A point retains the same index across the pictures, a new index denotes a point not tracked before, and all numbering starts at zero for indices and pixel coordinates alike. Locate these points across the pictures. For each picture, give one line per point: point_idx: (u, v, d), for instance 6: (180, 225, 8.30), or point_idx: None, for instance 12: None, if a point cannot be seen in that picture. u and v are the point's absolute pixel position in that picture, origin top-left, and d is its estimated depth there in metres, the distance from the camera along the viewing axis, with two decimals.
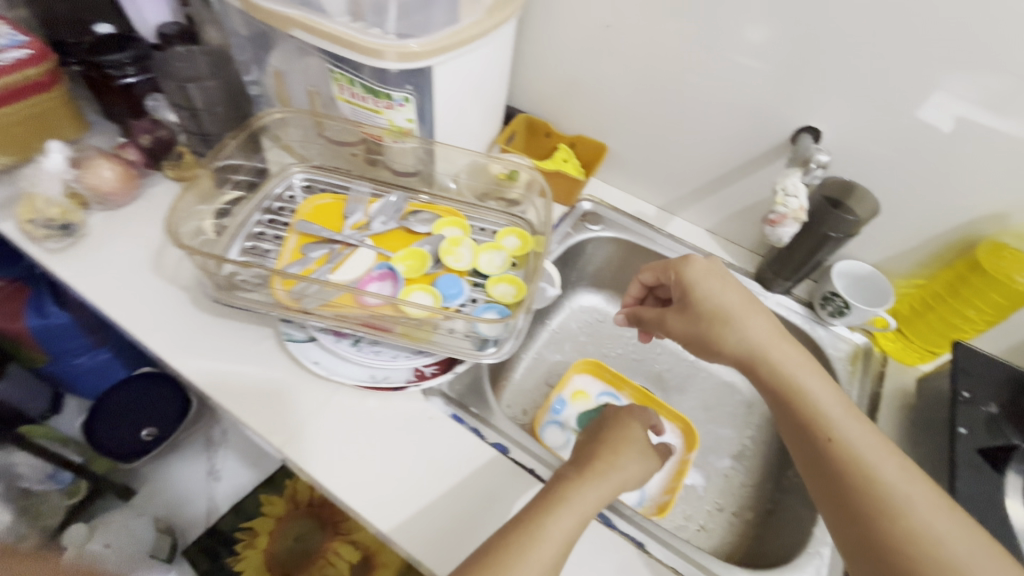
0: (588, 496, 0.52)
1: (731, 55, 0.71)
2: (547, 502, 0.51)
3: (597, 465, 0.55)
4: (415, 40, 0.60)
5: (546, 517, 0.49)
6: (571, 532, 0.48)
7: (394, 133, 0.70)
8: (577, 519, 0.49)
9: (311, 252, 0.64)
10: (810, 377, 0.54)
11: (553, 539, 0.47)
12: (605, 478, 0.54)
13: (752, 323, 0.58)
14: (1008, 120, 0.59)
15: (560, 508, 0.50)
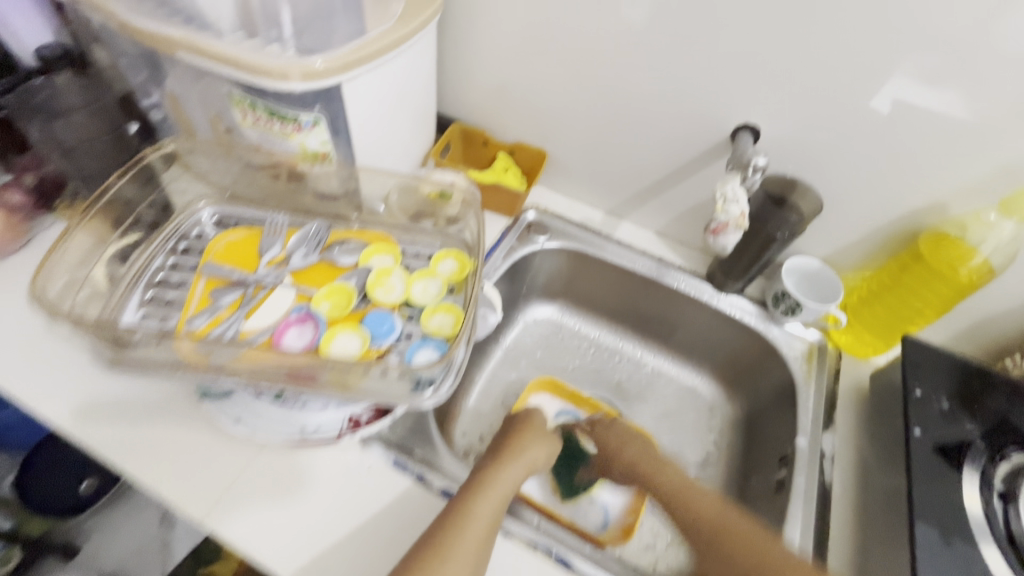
0: (506, 478, 0.57)
1: (664, 53, 0.67)
2: (470, 490, 0.54)
3: (511, 459, 0.60)
4: (318, 57, 0.55)
5: (473, 499, 0.53)
6: (496, 509, 0.53)
7: (310, 159, 0.64)
8: (500, 498, 0.54)
9: (221, 298, 0.57)
10: (654, 462, 0.66)
11: (480, 517, 0.51)
12: (518, 466, 0.60)
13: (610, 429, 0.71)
14: (940, 109, 0.58)
15: (482, 492, 0.54)
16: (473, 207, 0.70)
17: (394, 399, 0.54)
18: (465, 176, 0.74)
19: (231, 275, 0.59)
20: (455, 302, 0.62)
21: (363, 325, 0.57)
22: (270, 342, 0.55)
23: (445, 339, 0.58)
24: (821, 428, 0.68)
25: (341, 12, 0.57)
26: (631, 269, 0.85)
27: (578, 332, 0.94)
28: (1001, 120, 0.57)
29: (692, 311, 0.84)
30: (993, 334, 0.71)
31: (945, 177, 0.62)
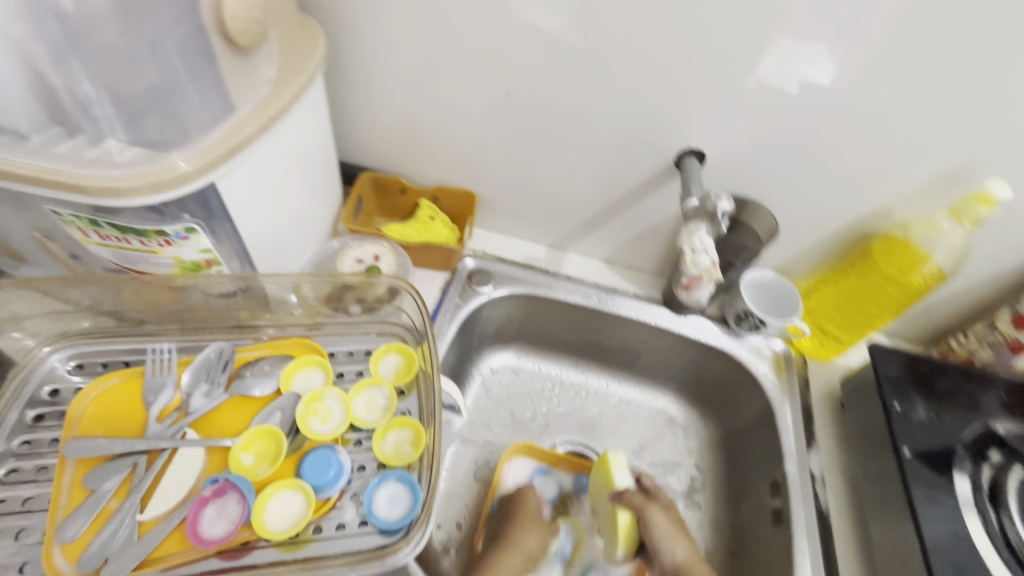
0: (530, 541, 0.63)
1: (595, 80, 0.60)
2: (497, 551, 0.61)
3: (525, 521, 0.65)
4: (178, 155, 0.42)
5: None
6: None
7: (191, 271, 0.51)
8: None
9: (99, 486, 0.43)
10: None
11: None
12: (533, 527, 0.64)
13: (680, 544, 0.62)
14: (883, 117, 0.56)
15: (510, 552, 0.61)
16: (408, 291, 0.58)
17: (364, 567, 0.43)
18: (390, 245, 0.68)
19: (107, 450, 0.45)
20: (409, 408, 0.54)
21: (303, 475, 0.47)
22: (185, 532, 0.43)
23: (407, 465, 0.49)
24: (805, 448, 0.66)
25: (189, 83, 0.43)
26: (585, 305, 0.79)
27: (539, 373, 0.86)
28: (940, 124, 0.55)
29: (655, 337, 0.79)
30: (937, 319, 0.73)
31: (889, 182, 0.61)
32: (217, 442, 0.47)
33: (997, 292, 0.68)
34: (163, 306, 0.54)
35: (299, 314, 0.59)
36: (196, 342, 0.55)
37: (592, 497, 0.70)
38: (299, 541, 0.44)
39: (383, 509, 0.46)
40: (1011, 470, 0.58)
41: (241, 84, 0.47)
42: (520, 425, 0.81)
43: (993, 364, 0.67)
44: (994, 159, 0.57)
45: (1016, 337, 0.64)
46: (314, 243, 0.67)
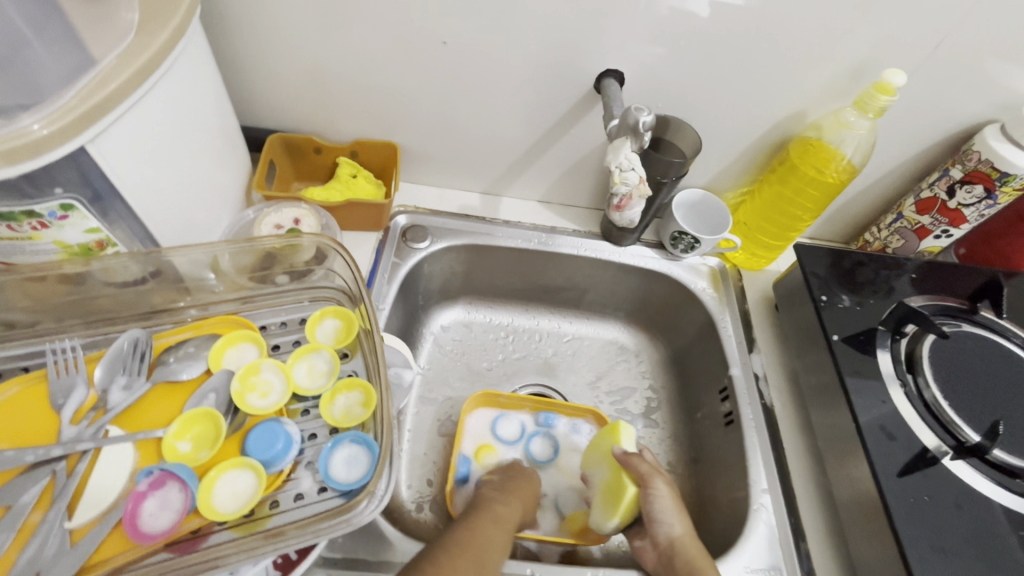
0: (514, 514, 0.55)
1: (502, 8, 0.58)
2: (479, 519, 0.52)
3: (527, 483, 0.62)
4: (32, 118, 0.37)
5: (494, 528, 0.52)
6: (508, 541, 0.52)
7: (81, 255, 0.46)
8: (508, 533, 0.53)
9: (17, 499, 0.39)
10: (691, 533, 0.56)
11: (500, 545, 0.50)
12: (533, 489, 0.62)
13: (676, 512, 0.57)
14: (787, 22, 0.57)
15: (495, 521, 0.53)
16: (336, 249, 0.53)
17: (325, 533, 0.41)
18: (310, 206, 0.63)
19: (17, 462, 0.40)
20: (356, 370, 0.51)
21: (249, 452, 0.44)
22: (125, 531, 0.39)
23: (360, 425, 0.48)
24: (747, 352, 0.70)
25: (35, 38, 0.39)
26: (526, 248, 0.78)
27: (491, 324, 0.85)
28: (840, 21, 0.57)
29: (599, 270, 0.80)
30: (851, 216, 0.78)
31: (799, 85, 0.63)
32: (147, 433, 0.43)
33: (902, 182, 0.73)
34: (58, 299, 0.49)
35: (222, 291, 0.55)
36: (106, 335, 0.50)
37: (588, 465, 0.66)
38: (256, 518, 0.42)
39: (342, 473, 0.45)
40: (926, 339, 0.61)
41: (102, 36, 0.41)
42: (477, 376, 0.81)
43: (902, 250, 0.74)
44: (891, 52, 0.59)
45: (920, 222, 0.70)
46: (227, 214, 0.62)
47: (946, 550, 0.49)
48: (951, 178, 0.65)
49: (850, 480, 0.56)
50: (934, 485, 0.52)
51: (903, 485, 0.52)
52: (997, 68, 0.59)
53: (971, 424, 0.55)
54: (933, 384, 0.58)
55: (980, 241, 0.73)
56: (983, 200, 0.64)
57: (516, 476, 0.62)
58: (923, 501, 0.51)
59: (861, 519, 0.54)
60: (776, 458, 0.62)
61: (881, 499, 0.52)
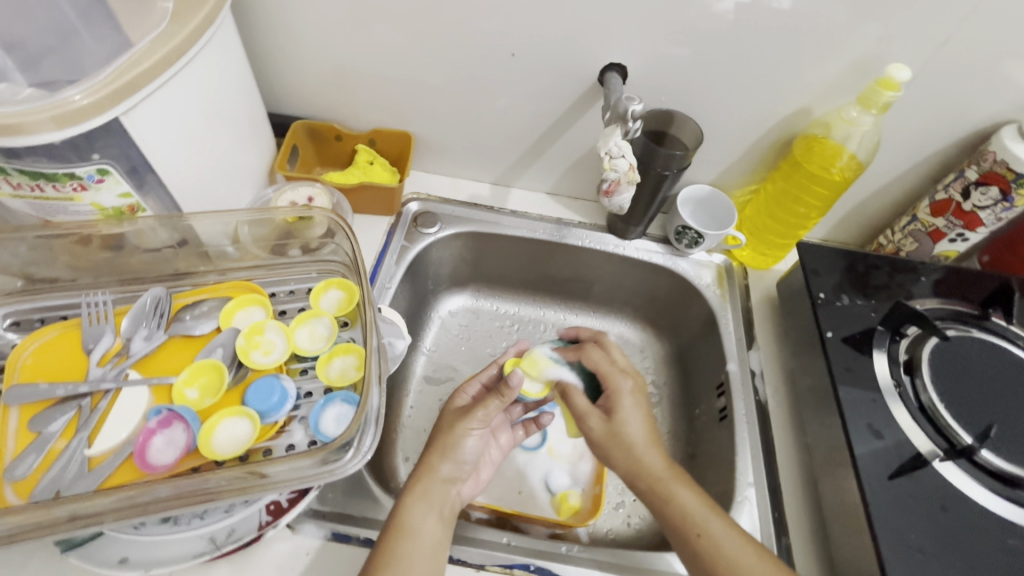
0: (423, 517, 0.51)
1: (509, 1, 0.60)
2: (388, 538, 0.49)
3: (440, 449, 0.56)
4: (74, 89, 0.42)
5: (407, 513, 0.51)
6: (435, 526, 0.51)
7: (115, 218, 0.51)
8: (436, 513, 0.52)
9: (46, 426, 0.44)
10: (647, 446, 0.55)
11: (417, 531, 0.50)
12: (445, 451, 0.56)
13: (629, 427, 0.56)
14: (790, 17, 0.57)
15: (402, 539, 0.49)
16: (341, 227, 0.58)
17: (309, 480, 0.44)
18: (324, 186, 0.69)
19: (50, 395, 0.46)
20: (354, 337, 0.55)
21: (247, 402, 0.48)
22: (135, 462, 0.44)
23: (353, 386, 0.51)
24: (745, 348, 0.70)
25: (82, 28, 0.45)
26: (532, 238, 0.80)
27: (497, 312, 0.88)
28: (846, 14, 0.56)
29: (603, 263, 0.81)
30: (865, 218, 0.77)
31: (806, 80, 0.62)
32: (161, 379, 0.48)
33: (919, 183, 0.71)
34: (98, 259, 0.54)
35: (239, 260, 0.60)
36: (136, 294, 0.56)
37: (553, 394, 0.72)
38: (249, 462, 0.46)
39: (331, 427, 0.48)
40: (927, 340, 0.59)
41: (137, 21, 0.46)
42: (480, 360, 0.83)
43: (917, 254, 0.72)
44: (901, 46, 0.58)
45: (934, 225, 0.68)
46: (250, 192, 0.67)
47: (924, 550, 0.48)
48: (966, 180, 0.63)
49: (837, 478, 0.56)
50: (919, 487, 0.51)
51: (890, 487, 0.51)
52: (1017, 63, 0.57)
53: (965, 427, 0.54)
54: (931, 387, 0.56)
55: (1004, 248, 0.70)
56: (998, 203, 0.62)
57: (429, 445, 0.58)
58: (907, 502, 0.50)
59: (844, 518, 0.53)
60: (765, 454, 0.61)
61: (862, 499, 0.51)
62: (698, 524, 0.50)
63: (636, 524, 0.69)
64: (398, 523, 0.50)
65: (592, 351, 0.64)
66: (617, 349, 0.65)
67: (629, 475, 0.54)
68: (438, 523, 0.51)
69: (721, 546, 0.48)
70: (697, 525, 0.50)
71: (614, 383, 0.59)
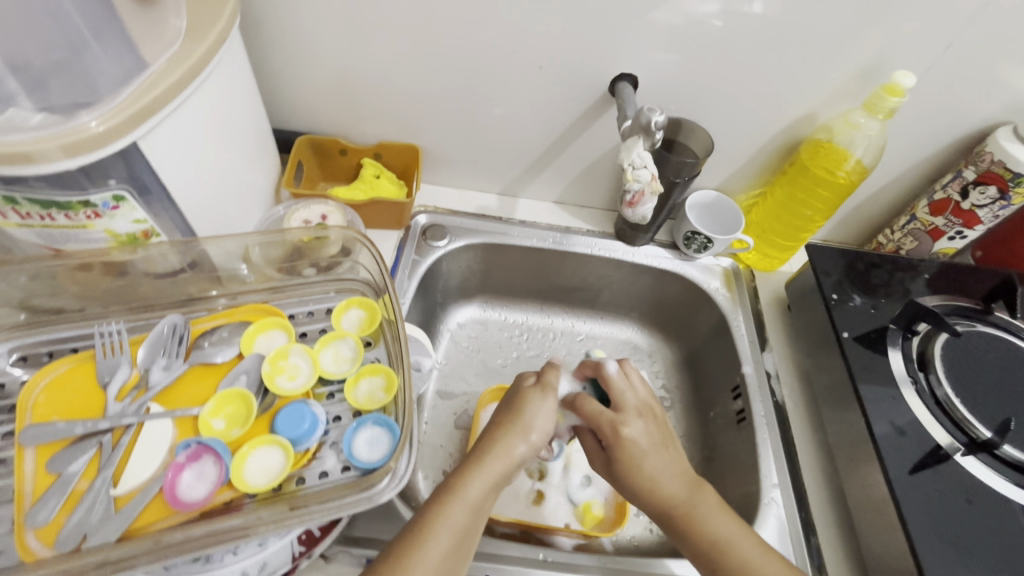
0: (478, 488, 0.48)
1: (521, 14, 0.60)
2: (437, 502, 0.47)
3: (516, 422, 0.52)
4: (88, 116, 0.40)
5: (465, 481, 0.48)
6: (484, 499, 0.48)
7: (128, 244, 0.49)
8: (489, 486, 0.49)
9: (67, 466, 0.42)
10: (672, 479, 0.51)
11: (465, 503, 0.47)
12: (519, 428, 0.52)
13: (647, 466, 0.51)
14: (799, 28, 0.58)
15: (452, 505, 0.47)
16: (362, 242, 0.57)
17: (348, 509, 0.43)
18: (337, 204, 0.66)
19: (68, 433, 0.43)
20: (378, 357, 0.54)
21: (277, 431, 0.47)
22: (164, 499, 0.42)
23: (382, 409, 0.50)
24: (759, 350, 0.71)
25: (93, 40, 0.41)
26: (541, 246, 0.80)
27: (505, 322, 0.87)
28: (851, 24, 0.58)
29: (613, 270, 0.82)
30: (864, 218, 0.79)
31: (812, 86, 0.64)
32: (184, 411, 0.46)
33: (917, 183, 0.73)
34: (106, 286, 0.53)
35: (252, 282, 0.59)
36: (147, 321, 0.54)
37: None
38: (283, 493, 0.44)
39: (364, 453, 0.47)
40: (938, 337, 0.62)
41: (152, 38, 0.45)
42: (492, 371, 0.82)
43: (916, 252, 0.75)
44: (902, 54, 0.60)
45: (933, 223, 0.71)
46: (258, 211, 0.65)
47: (954, 543, 0.49)
48: (964, 180, 0.65)
49: (862, 475, 0.57)
50: (943, 480, 0.53)
51: (914, 482, 0.53)
52: (1012, 68, 0.59)
53: (983, 420, 0.56)
54: (945, 382, 0.58)
55: (995, 243, 0.73)
56: (996, 201, 0.64)
57: (503, 411, 0.54)
58: (932, 496, 0.52)
59: (873, 515, 0.55)
60: (787, 456, 0.62)
61: (890, 492, 0.53)
62: (727, 547, 0.49)
63: (658, 529, 0.69)
64: (454, 487, 0.48)
65: (586, 401, 0.56)
66: (624, 384, 0.56)
67: (651, 511, 0.52)
68: (492, 499, 0.49)
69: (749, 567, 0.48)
70: (722, 555, 0.48)
71: (607, 433, 0.53)
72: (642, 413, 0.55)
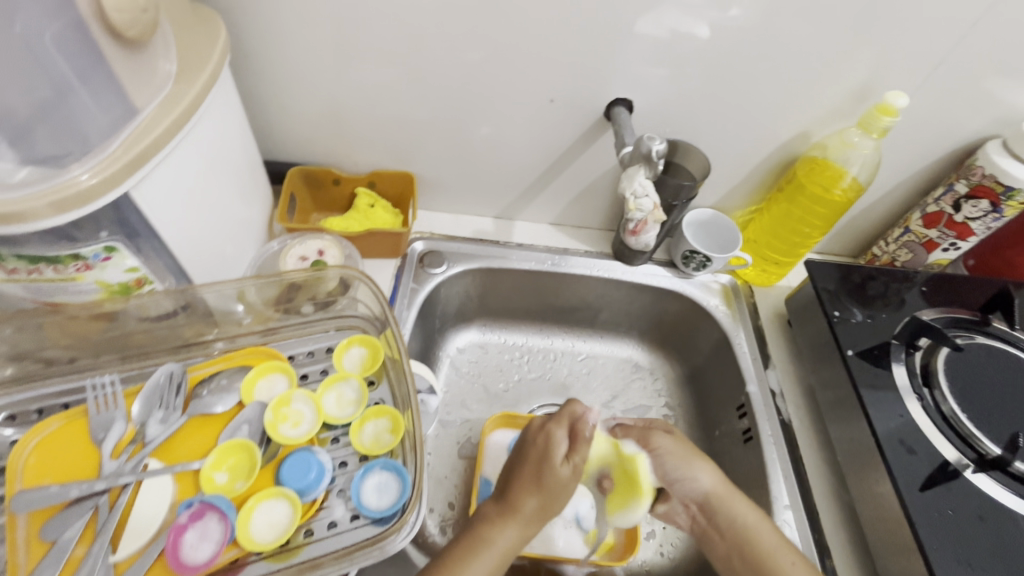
0: (510, 536, 0.50)
1: (515, 42, 0.60)
2: (470, 549, 0.49)
3: (541, 492, 0.52)
4: (81, 167, 0.39)
5: (494, 530, 0.50)
6: (509, 550, 0.50)
7: (121, 294, 0.48)
8: (517, 539, 0.51)
9: (62, 532, 0.40)
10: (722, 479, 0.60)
11: (495, 550, 0.49)
12: (540, 488, 0.52)
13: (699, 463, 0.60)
14: (791, 50, 0.59)
15: (484, 551, 0.49)
16: (362, 279, 0.56)
17: (359, 561, 0.42)
18: (333, 237, 0.66)
19: (62, 497, 0.41)
20: (383, 398, 0.53)
21: (283, 482, 0.45)
22: (167, 563, 0.40)
23: (390, 452, 0.49)
24: (762, 368, 0.71)
25: (80, 86, 0.39)
26: (540, 269, 0.79)
27: (506, 345, 0.86)
28: (841, 46, 0.58)
29: (612, 290, 0.81)
30: (859, 231, 0.80)
31: (804, 106, 0.64)
32: (185, 466, 0.45)
33: (908, 196, 0.74)
34: (97, 334, 0.51)
35: (249, 323, 0.57)
36: (142, 368, 0.52)
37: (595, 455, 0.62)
38: (291, 548, 0.43)
39: (373, 500, 0.46)
40: (940, 350, 0.62)
41: (141, 83, 0.43)
42: (494, 396, 0.81)
43: (911, 263, 0.76)
44: (892, 74, 0.60)
45: (927, 235, 0.72)
46: (252, 247, 0.64)
47: (970, 563, 0.49)
48: (957, 193, 0.66)
49: (874, 494, 0.57)
50: (954, 498, 0.53)
51: (926, 500, 0.53)
52: (997, 85, 0.60)
53: (990, 434, 0.56)
54: (950, 397, 0.58)
55: (988, 251, 0.74)
56: (989, 214, 0.65)
57: (529, 471, 0.53)
58: (945, 515, 0.52)
59: (887, 535, 0.54)
60: (797, 476, 0.62)
61: (904, 513, 0.52)
62: (775, 556, 0.53)
63: (669, 553, 0.69)
64: (485, 536, 0.50)
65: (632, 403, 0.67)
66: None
67: (714, 518, 0.58)
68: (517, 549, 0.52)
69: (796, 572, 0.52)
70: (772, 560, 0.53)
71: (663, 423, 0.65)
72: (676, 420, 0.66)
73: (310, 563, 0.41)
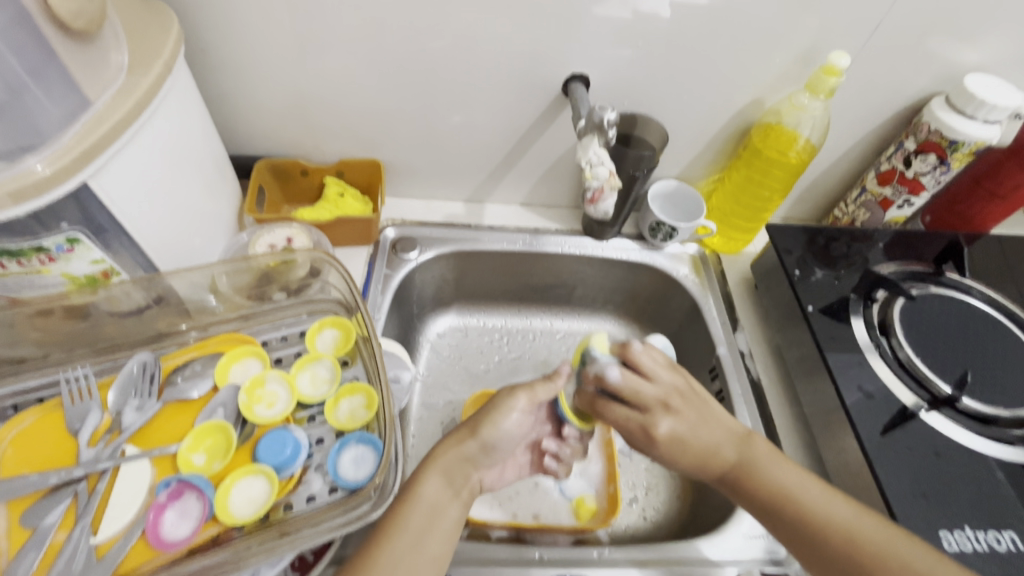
0: (433, 488, 0.48)
1: (473, 24, 0.61)
2: (394, 507, 0.47)
3: (469, 422, 0.52)
4: (36, 160, 0.40)
5: (416, 482, 0.48)
6: (439, 496, 0.47)
7: (89, 286, 0.49)
8: (443, 480, 0.48)
9: (41, 520, 0.41)
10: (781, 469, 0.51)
11: (419, 505, 0.46)
12: (468, 428, 0.52)
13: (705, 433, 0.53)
14: (739, 20, 0.61)
15: (407, 508, 0.46)
16: (330, 261, 0.57)
17: (338, 530, 0.43)
18: (301, 226, 0.67)
19: (41, 484, 0.42)
20: (357, 375, 0.54)
21: (260, 459, 0.46)
22: (147, 541, 0.41)
23: (365, 426, 0.50)
24: (731, 331, 0.73)
25: (34, 83, 0.39)
26: (513, 250, 0.80)
27: (485, 327, 0.88)
28: (789, 12, 0.60)
29: (585, 266, 0.83)
30: (819, 194, 0.82)
31: (757, 73, 0.66)
32: (162, 449, 0.46)
33: (863, 157, 0.76)
34: (68, 329, 0.52)
35: (222, 311, 0.58)
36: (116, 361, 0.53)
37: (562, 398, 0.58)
38: (270, 521, 0.44)
39: (350, 472, 0.47)
40: (896, 301, 0.65)
41: (94, 78, 0.43)
42: (475, 375, 0.82)
43: (870, 223, 0.78)
44: (836, 37, 0.62)
45: (882, 194, 0.74)
46: (222, 240, 0.65)
47: (926, 495, 0.52)
48: (906, 150, 0.69)
49: (837, 441, 0.59)
50: (912, 438, 0.55)
51: (887, 442, 0.55)
52: (942, 45, 0.63)
53: (943, 376, 0.59)
54: (905, 343, 0.61)
55: (942, 207, 0.78)
56: (936, 167, 0.68)
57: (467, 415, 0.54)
58: (903, 452, 0.54)
59: (852, 479, 0.57)
60: (766, 431, 0.64)
61: (865, 456, 0.55)
62: (818, 518, 0.48)
63: (652, 517, 0.71)
64: (410, 489, 0.48)
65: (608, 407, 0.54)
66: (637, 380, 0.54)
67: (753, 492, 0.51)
68: (454, 501, 0.48)
69: (856, 531, 0.47)
70: (814, 521, 0.48)
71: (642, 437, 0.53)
72: (667, 403, 0.53)
73: (290, 534, 0.42)
